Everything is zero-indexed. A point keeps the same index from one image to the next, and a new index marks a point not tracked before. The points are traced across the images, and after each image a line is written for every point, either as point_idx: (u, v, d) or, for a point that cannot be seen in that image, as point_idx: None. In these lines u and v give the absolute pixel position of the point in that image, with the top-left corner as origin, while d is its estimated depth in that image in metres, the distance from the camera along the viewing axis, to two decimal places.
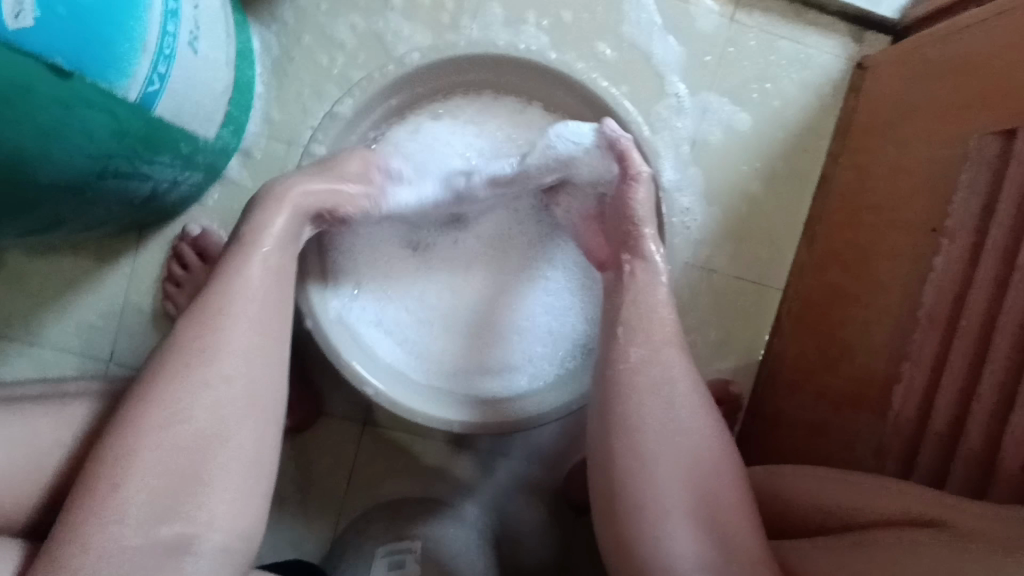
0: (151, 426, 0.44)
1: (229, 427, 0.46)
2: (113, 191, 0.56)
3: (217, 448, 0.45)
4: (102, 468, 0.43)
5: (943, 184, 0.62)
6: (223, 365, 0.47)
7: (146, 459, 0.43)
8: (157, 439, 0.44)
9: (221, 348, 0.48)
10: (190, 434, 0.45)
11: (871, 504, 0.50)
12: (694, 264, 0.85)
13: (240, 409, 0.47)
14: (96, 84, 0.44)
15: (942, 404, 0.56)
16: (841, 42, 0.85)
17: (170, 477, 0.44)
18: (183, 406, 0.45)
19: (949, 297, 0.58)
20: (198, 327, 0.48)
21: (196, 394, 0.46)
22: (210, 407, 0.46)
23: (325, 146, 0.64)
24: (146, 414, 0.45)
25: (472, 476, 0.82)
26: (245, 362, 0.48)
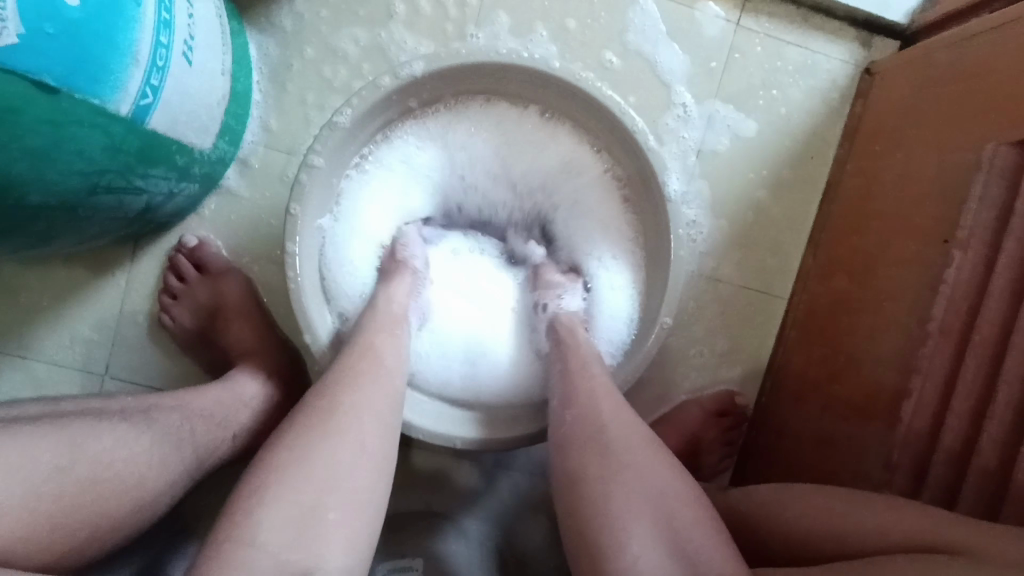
0: (292, 468, 0.47)
1: (351, 491, 0.48)
2: (107, 205, 0.54)
3: (340, 503, 0.47)
4: (229, 532, 0.45)
5: (956, 196, 0.61)
6: (348, 432, 0.50)
7: (273, 510, 0.45)
8: (283, 497, 0.46)
9: (357, 412, 0.51)
10: (315, 496, 0.46)
11: (877, 524, 0.49)
12: (699, 274, 0.84)
13: (362, 475, 0.49)
14: (86, 100, 0.42)
15: (955, 420, 0.55)
16: (849, 48, 0.83)
17: (312, 501, 0.46)
18: (323, 458, 0.48)
19: (961, 311, 0.57)
20: (336, 392, 0.52)
21: (328, 449, 0.48)
22: (334, 471, 0.48)
23: (323, 157, 0.62)
24: (286, 464, 0.47)
25: (475, 492, 0.81)
26: (371, 426, 0.51)
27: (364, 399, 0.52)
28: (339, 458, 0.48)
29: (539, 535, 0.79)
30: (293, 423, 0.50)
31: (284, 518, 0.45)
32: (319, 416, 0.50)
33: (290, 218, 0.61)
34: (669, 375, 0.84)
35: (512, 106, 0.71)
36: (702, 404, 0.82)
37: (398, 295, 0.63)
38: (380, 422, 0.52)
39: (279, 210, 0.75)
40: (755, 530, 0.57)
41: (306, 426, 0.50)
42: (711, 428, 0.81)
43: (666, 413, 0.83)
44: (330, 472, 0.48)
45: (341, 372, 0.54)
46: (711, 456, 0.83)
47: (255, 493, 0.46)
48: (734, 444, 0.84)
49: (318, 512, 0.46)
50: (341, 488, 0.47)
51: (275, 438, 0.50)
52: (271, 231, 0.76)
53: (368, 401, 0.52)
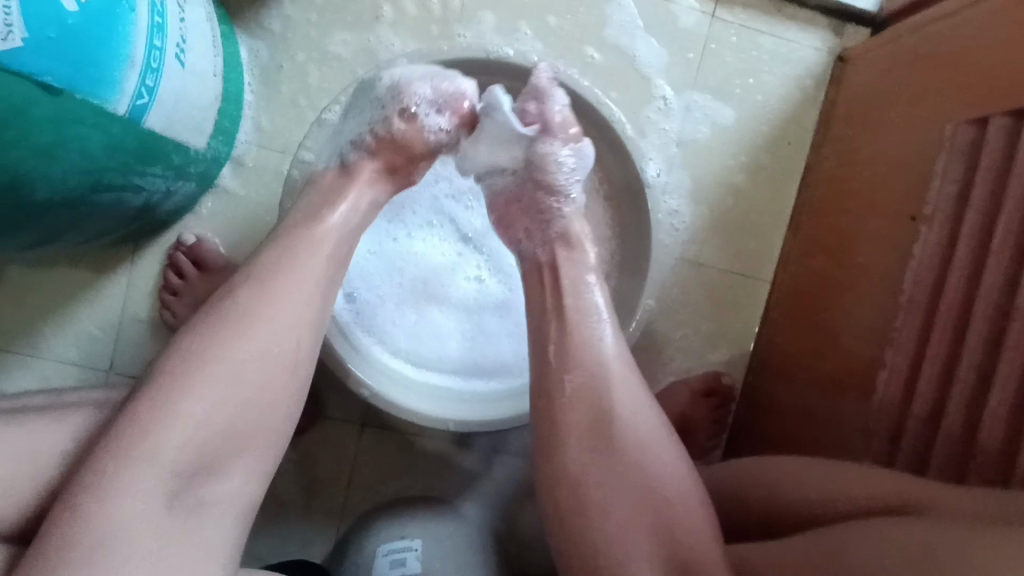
0: (179, 399, 0.46)
1: (250, 414, 0.48)
2: (107, 203, 0.57)
3: (228, 442, 0.47)
4: (122, 442, 0.44)
5: (922, 173, 0.63)
6: (256, 351, 0.49)
7: (154, 448, 0.44)
8: (184, 410, 0.46)
9: (251, 343, 0.49)
10: (217, 411, 0.47)
11: (850, 485, 0.52)
12: (683, 259, 0.86)
13: (270, 390, 0.49)
14: (86, 101, 0.45)
15: (924, 387, 0.57)
16: (822, 36, 0.86)
17: (196, 447, 0.46)
18: (212, 389, 0.47)
19: (928, 282, 0.59)
20: (231, 317, 0.50)
21: (216, 381, 0.47)
22: (239, 387, 0.48)
23: (314, 154, 0.65)
24: (178, 391, 0.46)
25: (472, 474, 0.84)
26: (280, 335, 0.50)
27: (276, 313, 0.51)
28: (243, 369, 0.48)
29: (535, 519, 0.82)
30: (194, 329, 0.49)
31: (171, 453, 0.45)
32: (220, 340, 0.48)
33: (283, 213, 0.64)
34: (657, 358, 0.87)
35: None
36: (689, 385, 0.84)
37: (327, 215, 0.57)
38: (289, 337, 0.50)
39: (274, 206, 0.78)
40: (739, 499, 0.60)
41: (213, 338, 0.48)
42: (699, 408, 0.84)
43: (655, 394, 0.86)
44: (229, 390, 0.47)
45: (249, 283, 0.51)
46: (700, 435, 0.85)
47: (152, 406, 0.46)
48: (723, 424, 0.86)
49: (226, 430, 0.47)
50: (246, 400, 0.48)
51: (174, 343, 0.49)
52: (267, 228, 0.78)
53: (281, 313, 0.51)
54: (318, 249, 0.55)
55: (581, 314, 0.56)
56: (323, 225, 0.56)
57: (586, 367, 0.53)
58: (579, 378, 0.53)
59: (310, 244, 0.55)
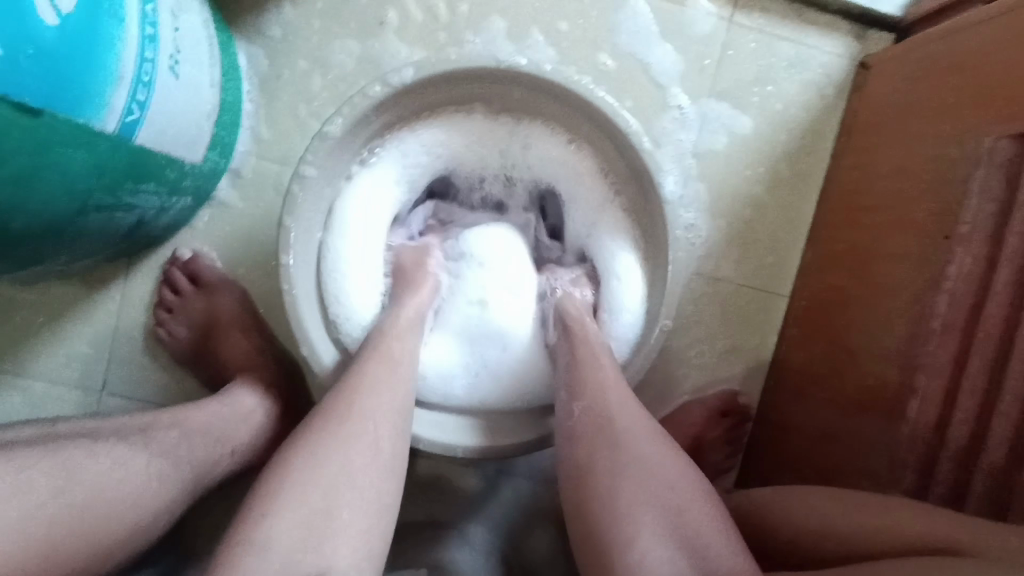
0: (301, 467, 0.49)
1: (367, 479, 0.50)
2: (96, 224, 0.54)
3: (343, 507, 0.48)
4: (247, 523, 0.47)
5: (955, 190, 0.60)
6: (361, 441, 0.51)
7: (283, 506, 0.47)
8: (289, 496, 0.48)
9: (363, 414, 0.52)
10: (337, 475, 0.49)
11: (876, 519, 0.50)
12: (697, 274, 0.83)
13: (376, 480, 0.50)
14: (70, 120, 0.42)
15: (961, 417, 0.54)
16: (843, 41, 0.82)
17: (313, 510, 0.48)
18: (330, 453, 0.50)
19: (963, 307, 0.56)
20: (342, 395, 0.53)
21: (333, 447, 0.50)
22: (344, 473, 0.49)
23: (314, 166, 0.62)
24: (300, 457, 0.50)
25: (478, 495, 0.80)
26: (384, 428, 0.53)
27: (380, 394, 0.54)
28: (344, 453, 0.50)
29: (549, 542, 0.79)
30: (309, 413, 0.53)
31: (293, 515, 0.47)
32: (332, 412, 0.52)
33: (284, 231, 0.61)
34: (670, 376, 0.84)
35: (506, 112, 0.70)
36: (704, 405, 0.81)
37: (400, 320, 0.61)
38: (395, 413, 0.54)
39: (273, 219, 0.75)
40: (772, 529, 0.57)
41: (321, 428, 0.51)
42: (714, 428, 0.81)
43: (668, 414, 0.82)
44: (346, 457, 0.50)
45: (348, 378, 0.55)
46: (715, 456, 0.82)
47: (277, 476, 0.49)
48: (738, 444, 0.83)
49: (339, 497, 0.48)
50: (354, 484, 0.49)
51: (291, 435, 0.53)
52: (265, 243, 0.75)
53: (379, 404, 0.53)
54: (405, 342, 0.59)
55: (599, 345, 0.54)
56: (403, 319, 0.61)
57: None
58: None
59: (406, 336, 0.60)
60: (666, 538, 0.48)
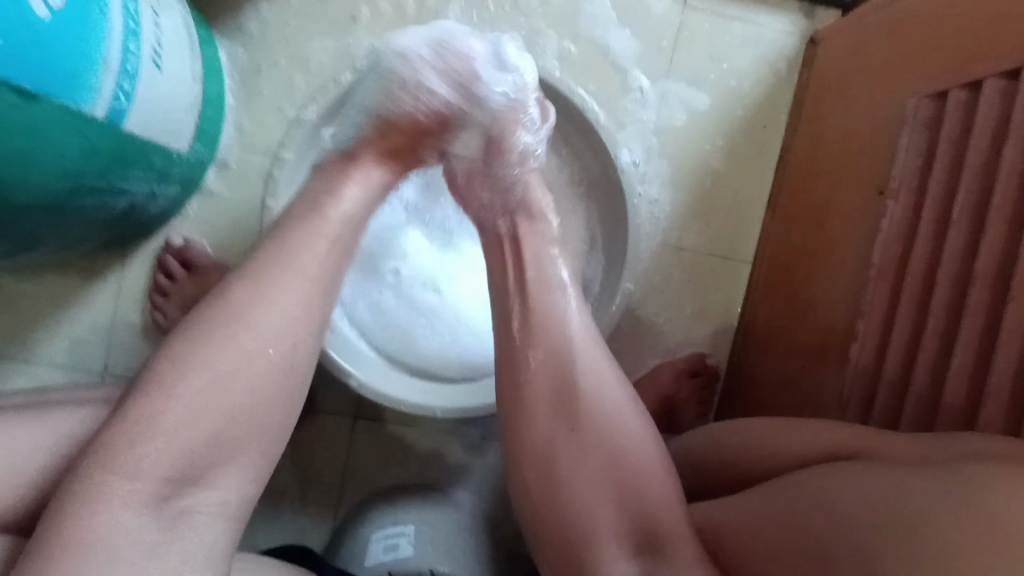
0: (170, 399, 0.44)
1: (246, 416, 0.46)
2: (91, 206, 0.58)
3: (216, 453, 0.45)
4: (111, 448, 0.43)
5: (888, 148, 0.65)
6: (248, 363, 0.46)
7: (143, 448, 0.43)
8: (162, 419, 0.43)
9: (244, 334, 0.46)
10: (205, 421, 0.44)
11: (807, 444, 0.53)
12: (663, 244, 0.87)
13: (261, 406, 0.46)
14: (64, 105, 0.46)
15: (893, 354, 0.59)
16: (792, 19, 0.87)
17: (182, 465, 0.44)
18: (201, 384, 0.45)
19: (896, 253, 0.61)
20: (220, 311, 0.47)
21: (206, 371, 0.45)
22: (222, 400, 0.45)
23: (294, 151, 0.67)
24: (166, 385, 0.44)
25: (462, 460, 0.85)
26: (269, 345, 0.47)
27: (270, 314, 0.48)
28: (223, 373, 0.45)
29: None
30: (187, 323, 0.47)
31: (158, 459, 0.43)
32: (212, 330, 0.46)
33: (266, 210, 0.66)
34: (642, 341, 0.88)
35: None
36: (674, 366, 0.86)
37: (346, 191, 0.54)
38: (284, 337, 0.48)
39: (258, 205, 0.80)
40: (705, 463, 0.61)
41: (196, 346, 0.46)
42: (684, 388, 0.85)
43: (641, 377, 0.87)
44: (221, 391, 0.45)
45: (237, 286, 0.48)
46: (686, 415, 0.86)
47: (140, 404, 0.44)
48: (709, 403, 0.88)
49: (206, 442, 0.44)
50: (235, 410, 0.45)
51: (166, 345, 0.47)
52: (252, 228, 0.80)
53: (272, 318, 0.48)
54: (318, 252, 0.50)
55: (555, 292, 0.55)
56: (324, 231, 0.51)
57: (555, 343, 0.53)
58: None
59: (310, 240, 0.51)
60: None
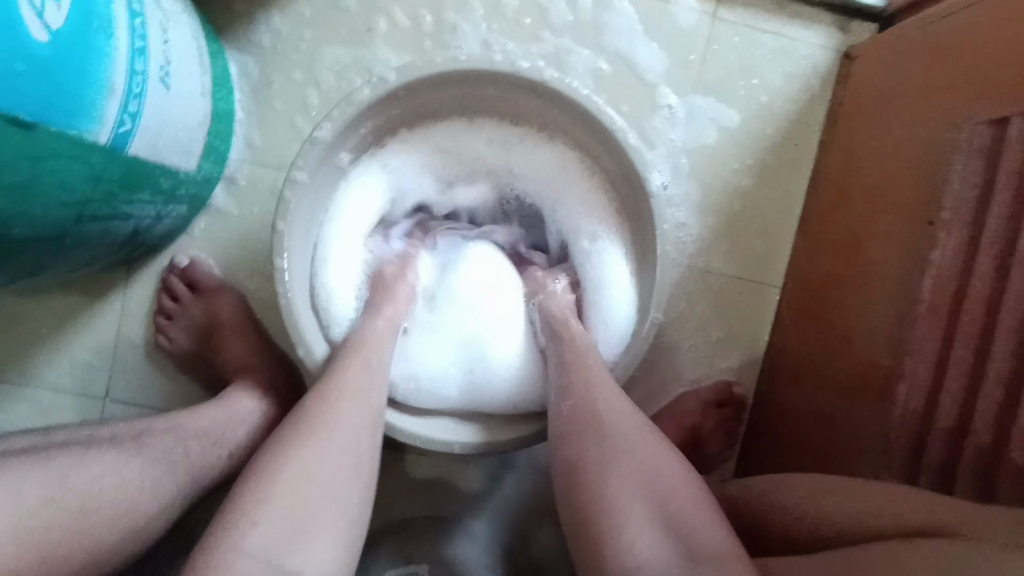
0: (284, 466, 0.50)
1: (348, 471, 0.51)
2: (95, 233, 0.55)
3: (324, 498, 0.50)
4: (238, 506, 0.48)
5: (938, 176, 0.61)
6: (349, 452, 0.52)
7: (266, 503, 0.48)
8: (279, 481, 0.49)
9: (350, 407, 0.54)
10: (317, 478, 0.50)
11: (867, 510, 0.49)
12: (690, 267, 0.84)
13: (358, 461, 0.52)
14: (64, 133, 0.43)
15: (946, 399, 0.55)
16: (826, 32, 0.83)
17: (292, 515, 0.48)
18: (317, 449, 0.51)
19: (949, 289, 0.57)
20: (327, 393, 0.54)
21: (321, 441, 0.51)
22: (328, 482, 0.50)
23: (305, 172, 0.62)
24: (284, 457, 0.50)
25: (478, 492, 0.81)
26: (367, 414, 0.54)
27: (361, 388, 0.55)
28: (328, 459, 0.51)
29: (551, 539, 0.79)
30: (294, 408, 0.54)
31: (276, 507, 0.48)
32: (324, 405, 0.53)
33: (277, 235, 0.61)
34: (666, 368, 0.84)
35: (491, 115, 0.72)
36: (700, 396, 0.82)
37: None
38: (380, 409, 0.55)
39: (267, 224, 0.76)
40: (748, 516, 0.58)
41: (305, 426, 0.52)
42: (711, 418, 0.81)
43: (665, 406, 0.83)
44: (333, 454, 0.51)
45: (333, 387, 0.54)
46: (712, 446, 0.83)
47: (260, 474, 0.50)
48: (736, 433, 0.84)
49: (314, 495, 0.50)
50: (340, 463, 0.51)
51: (277, 431, 0.53)
52: (261, 247, 0.76)
53: (363, 403, 0.54)
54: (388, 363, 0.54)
55: None
56: None
57: None
58: None
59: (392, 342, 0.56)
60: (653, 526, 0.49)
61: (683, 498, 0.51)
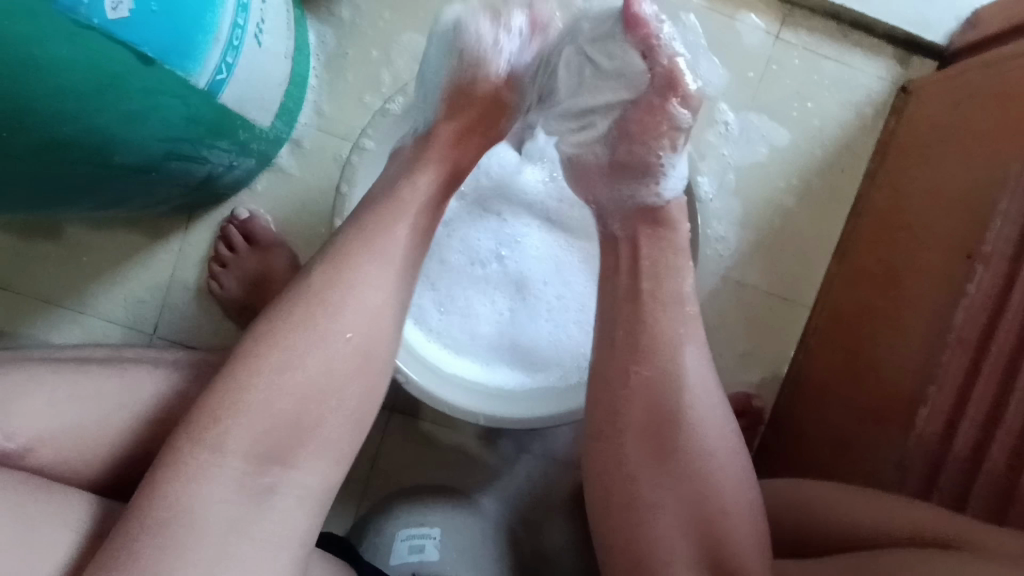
0: (266, 377, 0.46)
1: (335, 389, 0.47)
2: (176, 172, 0.59)
3: (307, 412, 0.46)
4: (208, 414, 0.45)
5: (983, 211, 0.62)
6: (332, 353, 0.47)
7: (242, 413, 0.45)
8: (256, 397, 0.45)
9: (342, 318, 0.48)
10: (298, 389, 0.46)
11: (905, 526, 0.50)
12: (725, 278, 0.86)
13: (347, 376, 0.47)
14: (174, 73, 0.46)
15: (967, 427, 0.57)
16: (886, 65, 0.85)
17: (271, 441, 0.45)
18: (298, 361, 0.46)
19: (981, 321, 0.58)
20: (316, 292, 0.48)
21: (305, 344, 0.47)
22: (318, 382, 0.46)
23: (374, 141, 0.67)
24: (260, 364, 0.46)
25: (494, 468, 0.84)
26: (356, 325, 0.48)
27: (360, 294, 0.49)
28: (307, 374, 0.46)
29: (562, 536, 0.81)
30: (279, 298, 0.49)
31: (254, 418, 0.45)
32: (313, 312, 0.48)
33: (341, 196, 0.65)
34: None
35: None
36: None
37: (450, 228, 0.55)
38: (372, 325, 0.49)
39: (326, 189, 0.80)
40: (770, 513, 0.59)
41: (287, 326, 0.47)
42: None
43: None
44: (320, 365, 0.47)
45: (329, 284, 0.49)
46: None
47: (236, 379, 0.45)
48: (748, 445, 0.86)
49: (298, 415, 0.46)
50: (327, 383, 0.47)
51: (253, 328, 0.48)
52: (317, 210, 0.80)
53: (363, 304, 0.49)
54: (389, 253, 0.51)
55: (641, 307, 0.54)
56: None
57: (632, 362, 0.52)
58: (632, 370, 0.52)
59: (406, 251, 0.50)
60: None
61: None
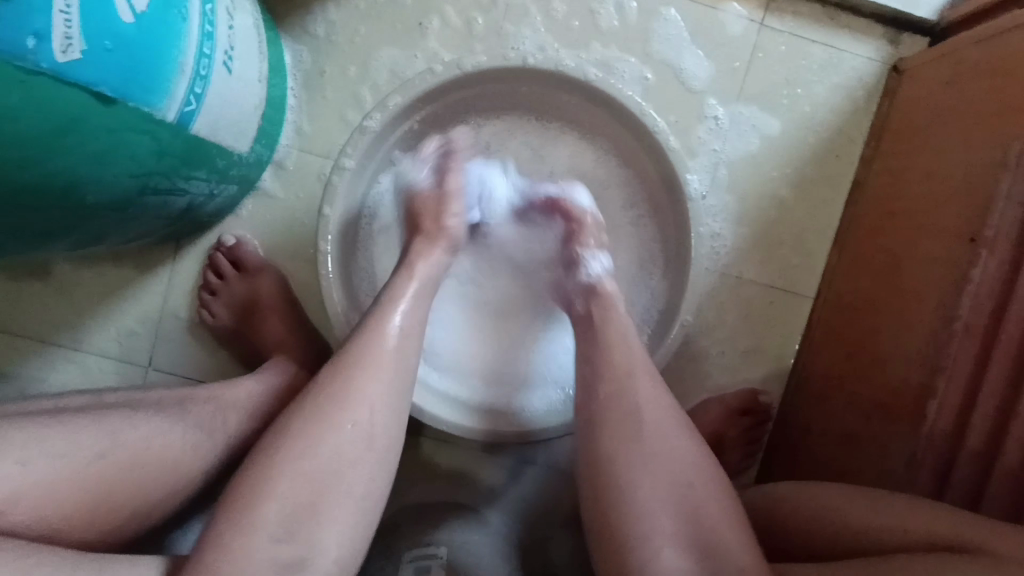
0: (297, 463, 0.47)
1: (365, 472, 0.49)
2: (153, 207, 0.58)
3: (337, 497, 0.48)
4: (240, 505, 0.46)
5: (983, 193, 0.60)
6: (363, 439, 0.50)
7: (274, 500, 0.46)
8: (288, 484, 0.47)
9: (371, 404, 0.51)
10: (330, 474, 0.48)
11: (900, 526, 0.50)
12: (723, 274, 0.84)
13: (376, 458, 0.50)
14: (138, 108, 0.45)
15: (978, 419, 0.55)
16: (875, 45, 0.83)
17: (300, 525, 0.46)
18: (332, 447, 0.48)
19: (986, 308, 0.57)
20: (345, 378, 0.51)
21: (337, 430, 0.49)
22: (336, 467, 0.48)
23: (353, 160, 0.65)
24: (292, 452, 0.48)
25: (501, 481, 0.83)
26: (382, 407, 0.51)
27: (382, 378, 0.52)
28: (338, 458, 0.48)
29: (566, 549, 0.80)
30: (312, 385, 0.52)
31: (285, 504, 0.46)
32: (343, 397, 0.50)
33: (322, 220, 0.64)
34: (694, 374, 0.85)
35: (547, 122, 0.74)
36: (725, 402, 0.82)
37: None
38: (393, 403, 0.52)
39: (311, 210, 0.79)
40: (772, 519, 0.58)
41: (318, 415, 0.49)
42: (734, 426, 0.81)
43: (689, 410, 0.83)
44: (351, 449, 0.49)
45: (338, 382, 0.51)
46: (734, 453, 0.83)
47: (268, 466, 0.47)
48: (758, 442, 0.84)
49: (328, 499, 0.47)
50: (357, 467, 0.49)
51: (284, 418, 0.50)
52: (304, 231, 0.79)
53: (386, 383, 0.52)
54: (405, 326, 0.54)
55: None
56: None
57: None
58: None
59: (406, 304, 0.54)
60: (674, 524, 0.49)
61: (710, 505, 0.51)
